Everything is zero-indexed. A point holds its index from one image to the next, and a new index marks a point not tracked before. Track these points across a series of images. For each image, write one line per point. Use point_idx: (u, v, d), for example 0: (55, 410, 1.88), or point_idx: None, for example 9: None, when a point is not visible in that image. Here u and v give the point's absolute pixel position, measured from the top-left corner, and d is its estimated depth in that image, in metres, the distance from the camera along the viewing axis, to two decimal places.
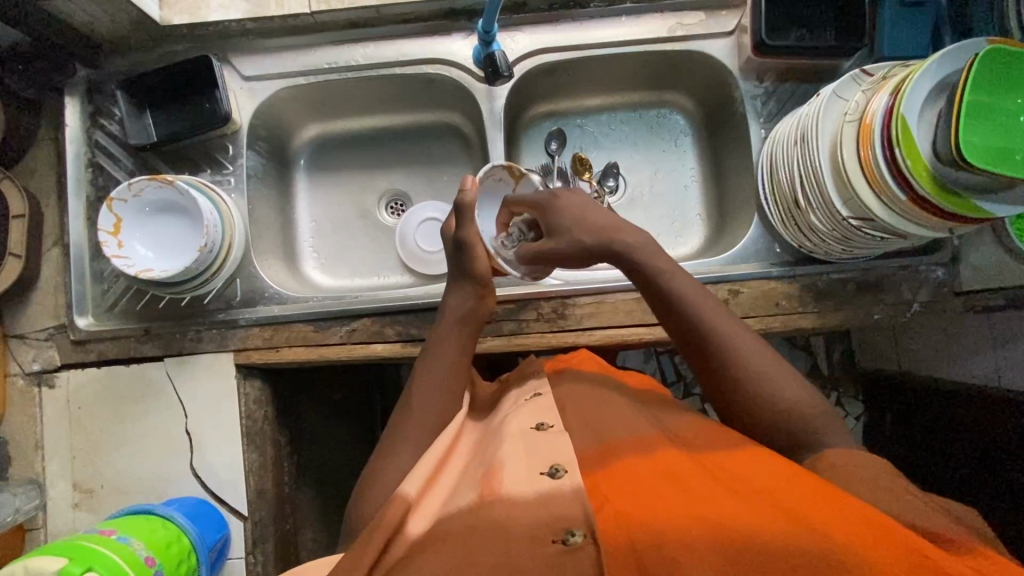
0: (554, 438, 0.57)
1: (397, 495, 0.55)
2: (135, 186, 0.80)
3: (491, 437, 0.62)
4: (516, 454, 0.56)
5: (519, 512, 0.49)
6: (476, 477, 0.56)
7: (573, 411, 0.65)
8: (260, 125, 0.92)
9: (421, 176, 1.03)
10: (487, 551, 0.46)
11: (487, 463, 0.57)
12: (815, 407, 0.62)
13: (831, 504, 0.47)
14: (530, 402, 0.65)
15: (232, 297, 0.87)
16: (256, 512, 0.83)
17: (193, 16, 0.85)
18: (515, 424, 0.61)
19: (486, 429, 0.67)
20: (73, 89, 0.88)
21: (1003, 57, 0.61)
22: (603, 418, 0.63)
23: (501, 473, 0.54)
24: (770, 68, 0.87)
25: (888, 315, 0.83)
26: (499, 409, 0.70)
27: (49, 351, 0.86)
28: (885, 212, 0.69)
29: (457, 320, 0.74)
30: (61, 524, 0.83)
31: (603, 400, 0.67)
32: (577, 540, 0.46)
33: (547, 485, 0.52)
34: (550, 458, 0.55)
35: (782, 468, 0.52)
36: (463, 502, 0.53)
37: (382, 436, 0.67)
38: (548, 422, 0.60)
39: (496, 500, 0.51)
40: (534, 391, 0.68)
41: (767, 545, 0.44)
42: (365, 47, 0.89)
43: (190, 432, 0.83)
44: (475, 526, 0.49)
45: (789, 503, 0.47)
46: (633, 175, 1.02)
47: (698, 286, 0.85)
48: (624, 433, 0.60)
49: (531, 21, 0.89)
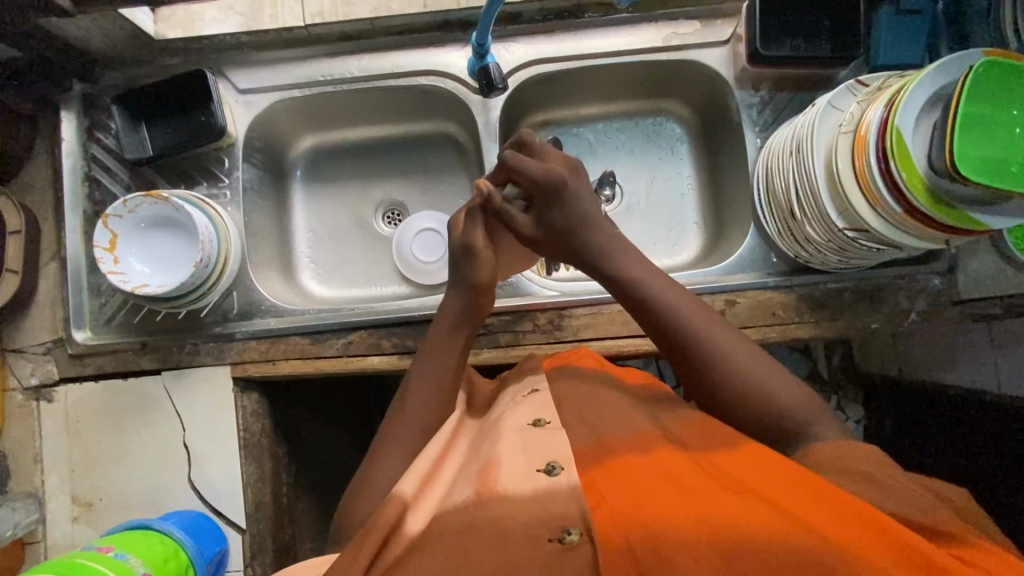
0: (552, 435, 0.56)
1: (395, 493, 0.54)
2: (130, 203, 0.80)
3: (489, 433, 0.61)
4: (514, 449, 0.55)
5: (516, 511, 0.49)
6: (473, 470, 0.56)
7: (570, 409, 0.64)
8: (255, 137, 0.92)
9: (417, 186, 1.03)
10: (484, 553, 0.46)
11: (482, 460, 0.56)
12: (788, 385, 0.63)
13: (826, 505, 0.46)
14: (530, 397, 0.64)
15: (229, 310, 0.87)
16: (255, 525, 0.83)
17: (187, 30, 0.86)
18: (513, 421, 0.60)
19: (482, 425, 0.66)
20: (69, 103, 0.88)
21: (998, 70, 0.61)
22: (602, 417, 0.62)
23: (497, 467, 0.54)
24: (766, 77, 0.86)
25: (885, 323, 0.83)
26: (497, 406, 0.68)
27: (47, 365, 0.86)
28: (880, 223, 0.69)
29: (450, 320, 0.73)
30: (61, 537, 0.83)
31: (599, 398, 0.66)
32: (573, 539, 0.47)
33: (544, 483, 0.51)
34: (548, 456, 0.54)
35: (776, 463, 0.52)
36: (461, 497, 0.53)
37: (378, 437, 0.67)
38: (546, 418, 0.59)
39: (494, 499, 0.51)
40: (531, 387, 0.67)
41: (764, 547, 0.43)
42: (359, 59, 0.89)
43: (188, 445, 0.83)
44: (472, 525, 0.49)
45: (786, 502, 0.47)
46: (630, 183, 1.01)
47: (694, 297, 0.85)
48: (622, 432, 0.59)
49: (526, 31, 0.89)
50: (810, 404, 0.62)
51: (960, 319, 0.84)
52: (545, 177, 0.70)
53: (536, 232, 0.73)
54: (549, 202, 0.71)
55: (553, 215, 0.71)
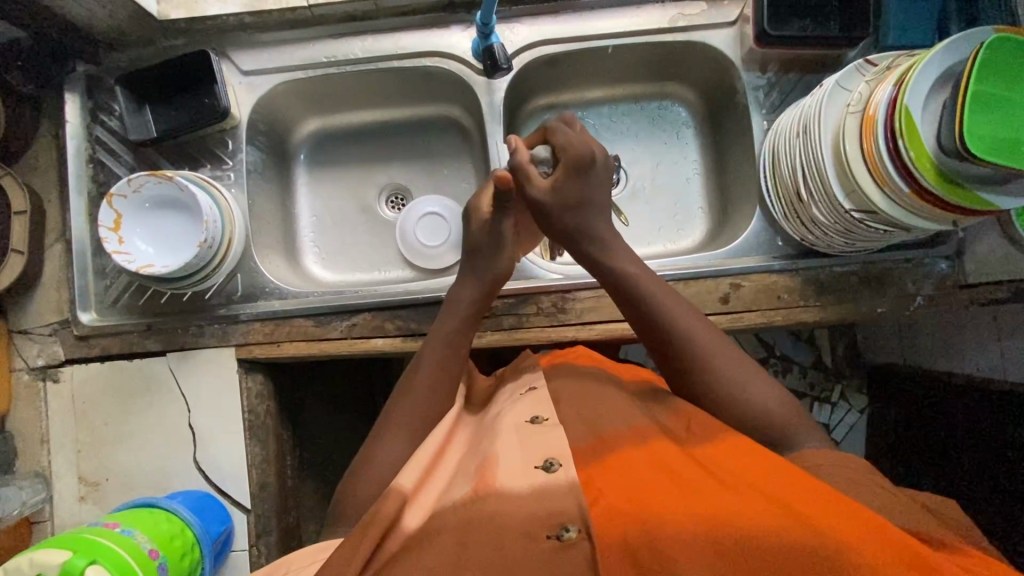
0: (550, 431, 0.56)
1: (393, 488, 0.54)
2: (135, 181, 0.80)
3: (488, 429, 0.61)
4: (512, 446, 0.55)
5: (514, 509, 0.49)
6: (472, 468, 0.56)
7: (568, 406, 0.64)
8: (259, 119, 0.92)
9: (421, 170, 1.03)
10: (484, 548, 0.46)
11: (482, 457, 0.56)
12: (780, 402, 0.62)
13: (826, 500, 0.46)
14: (528, 394, 0.64)
15: (233, 292, 0.87)
16: (260, 505, 0.84)
17: (190, 10, 0.85)
18: (512, 417, 0.60)
19: (484, 420, 0.66)
20: (73, 84, 0.88)
21: (1008, 47, 0.60)
22: (602, 415, 0.61)
23: (497, 464, 0.53)
24: (772, 58, 0.85)
25: (891, 308, 0.82)
26: (495, 403, 0.68)
27: (53, 347, 0.86)
28: (888, 204, 0.69)
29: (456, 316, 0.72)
30: (68, 516, 0.84)
31: (601, 392, 0.65)
32: (571, 536, 0.46)
33: (543, 480, 0.51)
34: (547, 452, 0.54)
35: (774, 458, 0.52)
36: (458, 495, 0.53)
37: (376, 424, 0.66)
38: (544, 415, 0.59)
39: (491, 495, 0.51)
40: (529, 385, 0.67)
41: (762, 541, 0.43)
42: (363, 41, 0.89)
43: (192, 426, 0.84)
44: (471, 522, 0.49)
45: (786, 495, 0.47)
46: (634, 167, 1.01)
47: (697, 281, 0.84)
48: (622, 428, 0.59)
49: (530, 12, 0.88)
50: (779, 405, 0.61)
51: (967, 304, 0.83)
52: (578, 145, 0.70)
53: (549, 198, 0.70)
54: (573, 172, 0.70)
55: (573, 186, 0.71)
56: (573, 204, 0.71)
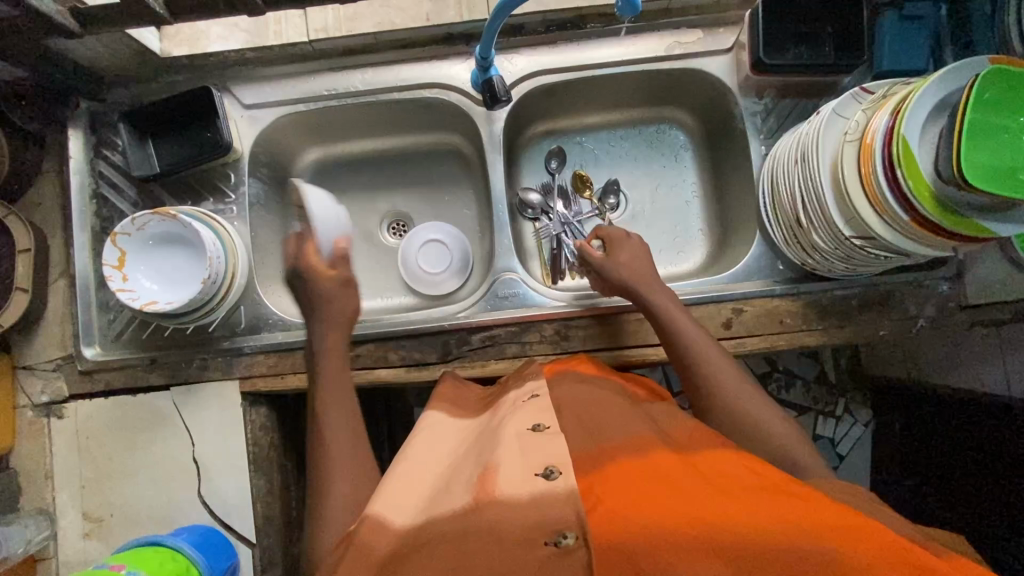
0: (551, 439, 0.54)
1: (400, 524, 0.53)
2: (138, 220, 0.80)
3: (489, 439, 0.59)
4: (512, 453, 0.53)
5: (513, 516, 0.47)
6: (470, 478, 0.54)
7: (570, 412, 0.62)
8: (260, 152, 0.92)
9: (421, 197, 1.03)
10: (481, 558, 0.46)
11: (481, 465, 0.54)
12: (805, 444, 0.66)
13: (834, 514, 0.45)
14: (529, 403, 0.62)
15: (236, 324, 0.88)
16: (265, 539, 0.84)
17: (192, 47, 0.87)
18: (513, 425, 0.57)
19: (485, 425, 0.64)
20: (76, 121, 0.89)
21: (1005, 77, 0.60)
22: (603, 422, 0.60)
23: (496, 473, 0.51)
24: (769, 84, 0.86)
25: (894, 330, 0.83)
26: (498, 410, 0.66)
27: (57, 382, 0.86)
28: (887, 231, 0.69)
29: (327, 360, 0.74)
30: (72, 553, 0.83)
31: (599, 403, 0.64)
32: (569, 542, 0.46)
33: (542, 488, 0.49)
34: (548, 459, 0.52)
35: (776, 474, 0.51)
36: (456, 505, 0.51)
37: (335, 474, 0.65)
38: (545, 423, 0.56)
39: (490, 503, 0.49)
40: (531, 393, 0.65)
41: (763, 554, 0.43)
42: (363, 74, 0.90)
43: (197, 460, 0.83)
44: (470, 530, 0.48)
45: (789, 504, 0.46)
46: (633, 191, 1.02)
47: (699, 306, 0.84)
48: (623, 434, 0.57)
49: (530, 43, 0.89)
50: (788, 431, 0.66)
51: (971, 325, 0.84)
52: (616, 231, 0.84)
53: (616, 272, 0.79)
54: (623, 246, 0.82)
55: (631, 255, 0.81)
56: (630, 264, 0.79)
